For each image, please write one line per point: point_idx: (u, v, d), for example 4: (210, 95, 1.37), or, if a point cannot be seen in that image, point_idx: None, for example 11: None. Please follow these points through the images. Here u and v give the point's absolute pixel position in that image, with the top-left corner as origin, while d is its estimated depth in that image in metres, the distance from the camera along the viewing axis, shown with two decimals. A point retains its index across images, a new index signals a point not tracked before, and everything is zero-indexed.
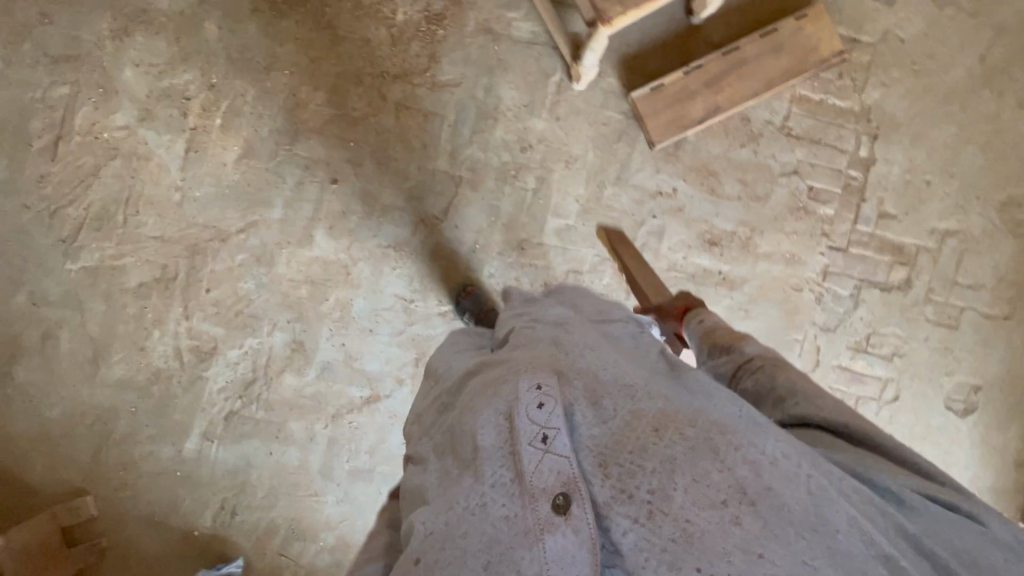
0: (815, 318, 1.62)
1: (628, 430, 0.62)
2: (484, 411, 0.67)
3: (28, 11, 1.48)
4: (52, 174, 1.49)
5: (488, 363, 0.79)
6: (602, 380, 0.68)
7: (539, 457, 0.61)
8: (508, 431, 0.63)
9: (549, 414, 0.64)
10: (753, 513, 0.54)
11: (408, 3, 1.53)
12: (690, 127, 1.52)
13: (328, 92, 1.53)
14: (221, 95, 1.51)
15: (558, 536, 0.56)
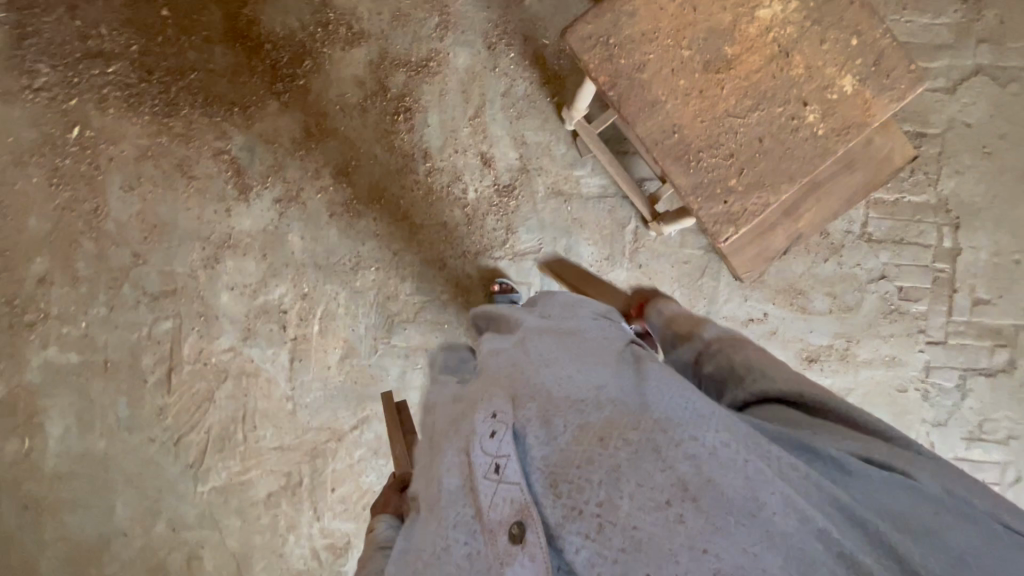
0: (925, 415, 1.62)
1: (575, 443, 0.57)
2: (442, 455, 0.66)
3: (122, 255, 1.54)
4: (169, 405, 1.55)
5: (455, 394, 0.77)
6: (554, 394, 0.63)
7: (491, 491, 0.58)
8: (463, 472, 0.61)
9: (500, 442, 0.61)
10: (695, 509, 0.49)
11: (477, 179, 1.56)
12: (775, 257, 1.50)
13: (414, 279, 1.56)
14: (314, 302, 1.55)
15: (516, 569, 0.53)
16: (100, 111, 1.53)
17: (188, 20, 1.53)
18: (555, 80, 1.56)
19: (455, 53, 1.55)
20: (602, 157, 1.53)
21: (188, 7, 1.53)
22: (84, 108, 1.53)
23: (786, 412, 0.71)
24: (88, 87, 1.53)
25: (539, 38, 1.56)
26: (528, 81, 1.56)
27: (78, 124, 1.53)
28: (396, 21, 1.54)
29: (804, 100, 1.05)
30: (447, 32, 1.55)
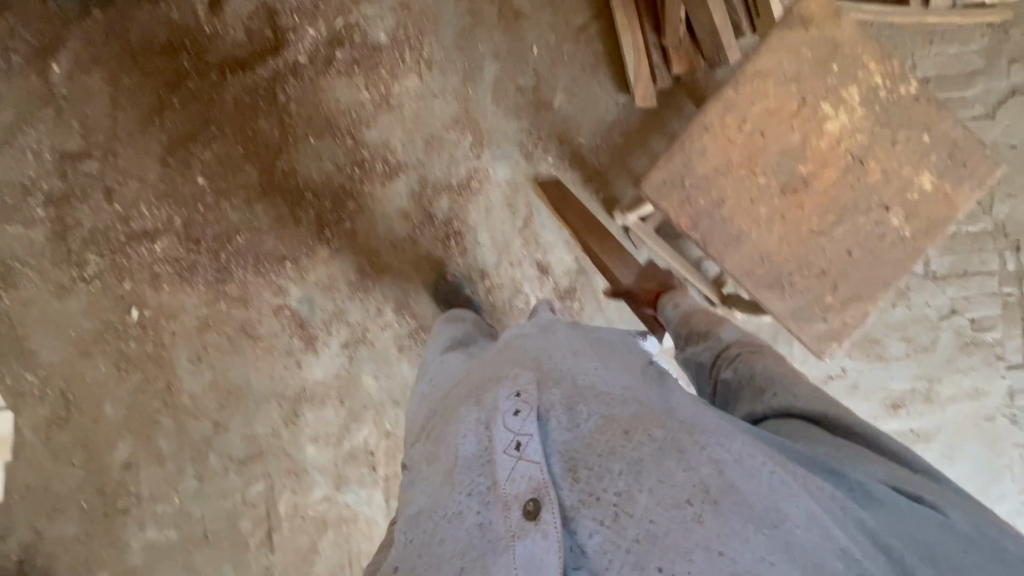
0: (1016, 439, 1.62)
1: (599, 433, 0.66)
2: (460, 423, 0.74)
3: (203, 426, 1.54)
4: (276, 564, 1.56)
5: (473, 372, 0.86)
6: (581, 388, 0.73)
7: (513, 464, 0.66)
8: (485, 439, 0.69)
9: (523, 422, 0.69)
10: (710, 508, 0.57)
11: (537, 288, 1.56)
12: None
13: None
14: (399, 438, 1.56)
15: (528, 541, 0.61)
16: (154, 288, 1.53)
17: (224, 182, 1.52)
18: (597, 177, 1.55)
19: (495, 168, 1.54)
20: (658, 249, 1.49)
21: (222, 169, 1.52)
22: (139, 289, 1.52)
23: (805, 428, 0.78)
24: (138, 267, 1.52)
25: (574, 137, 1.55)
26: (571, 181, 1.55)
27: (136, 305, 1.53)
28: (431, 147, 1.54)
29: (886, 205, 1.05)
30: (482, 149, 1.54)
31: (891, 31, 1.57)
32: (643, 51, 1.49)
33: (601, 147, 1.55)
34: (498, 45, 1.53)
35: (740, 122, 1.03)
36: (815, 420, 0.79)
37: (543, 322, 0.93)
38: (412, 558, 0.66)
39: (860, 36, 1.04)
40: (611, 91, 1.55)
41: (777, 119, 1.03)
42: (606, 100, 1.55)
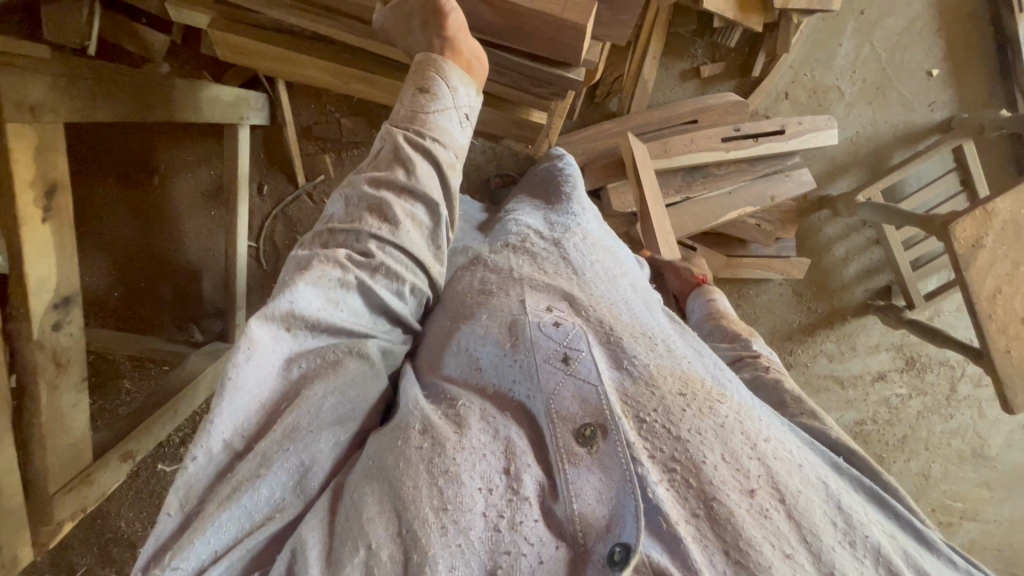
0: None
1: (659, 378, 0.54)
2: (480, 323, 0.58)
3: None
4: None
5: (494, 260, 0.68)
6: (618, 320, 0.61)
7: (560, 381, 0.52)
8: (526, 347, 0.55)
9: (565, 333, 0.56)
10: (782, 510, 0.48)
11: (890, 389, 1.80)
12: (736, 120, 1.35)
13: (955, 456, 1.87)
14: (956, 527, 1.90)
15: (581, 469, 0.47)
16: None
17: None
18: (832, 313, 1.71)
19: None
20: (736, 177, 1.39)
21: None
22: None
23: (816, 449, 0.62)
24: None
25: (792, 327, 1.71)
26: (826, 338, 1.73)
27: None
28: None
29: None
30: None
31: None
32: (763, 257, 1.55)
33: (812, 305, 1.70)
34: None
35: None
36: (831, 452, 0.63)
37: (573, 213, 0.78)
38: (455, 433, 0.48)
39: (1011, 200, 1.10)
40: (763, 284, 1.66)
41: None
42: (772, 291, 1.67)
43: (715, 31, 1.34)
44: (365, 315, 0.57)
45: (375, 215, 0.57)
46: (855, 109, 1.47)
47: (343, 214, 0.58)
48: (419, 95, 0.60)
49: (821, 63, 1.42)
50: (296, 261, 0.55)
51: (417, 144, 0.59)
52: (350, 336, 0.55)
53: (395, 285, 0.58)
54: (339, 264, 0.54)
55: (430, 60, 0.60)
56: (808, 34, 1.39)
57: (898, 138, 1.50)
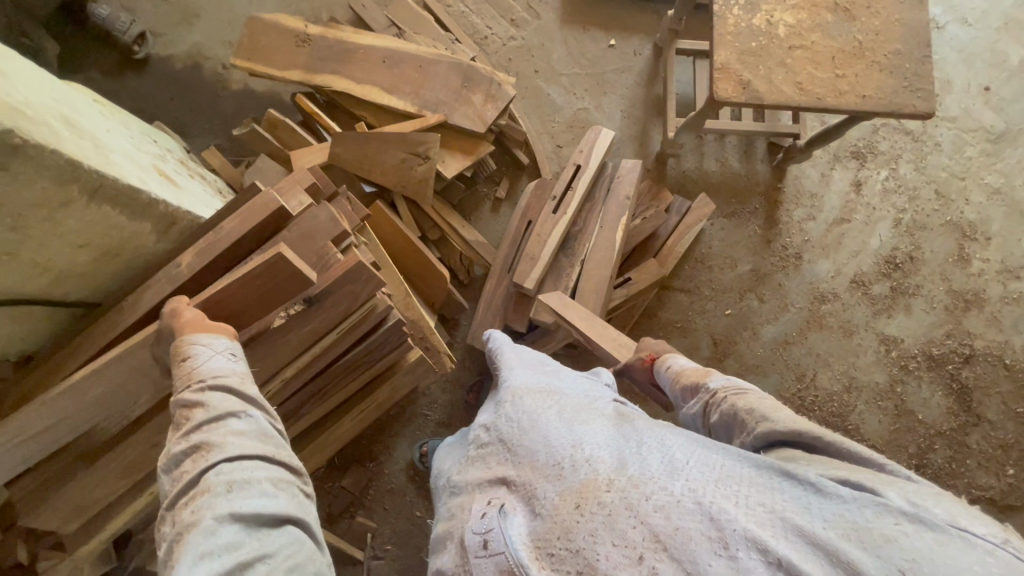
0: None
1: (561, 504, 0.59)
2: (444, 554, 0.68)
3: None
4: None
5: (450, 483, 0.77)
6: (534, 466, 0.66)
7: (485, 565, 0.60)
8: (466, 550, 0.63)
9: (486, 520, 0.64)
10: (673, 568, 0.49)
11: (876, 182, 1.78)
12: (550, 193, 1.53)
13: (981, 160, 1.79)
14: None
15: None
16: None
17: (1012, 447, 1.65)
18: (768, 196, 1.77)
19: (827, 269, 1.73)
20: (593, 216, 1.53)
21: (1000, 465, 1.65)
22: None
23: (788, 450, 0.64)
24: None
25: (759, 234, 1.74)
26: (789, 210, 1.76)
27: None
28: (854, 328, 1.71)
29: None
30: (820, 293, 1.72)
31: (504, 69, 1.71)
32: (676, 228, 1.65)
33: (750, 208, 1.75)
34: (749, 338, 1.69)
35: (842, 90, 1.23)
36: (799, 443, 0.65)
37: (503, 384, 0.84)
38: None
39: None
40: (703, 236, 1.73)
41: (821, 64, 1.24)
42: (715, 232, 1.74)
43: (477, 174, 1.61)
44: (247, 532, 0.57)
45: (196, 458, 0.62)
46: (602, 105, 1.72)
47: (175, 486, 0.62)
48: (182, 365, 0.71)
49: (552, 113, 1.70)
50: (165, 559, 0.58)
51: (202, 390, 0.68)
52: (242, 570, 0.55)
53: (252, 490, 0.60)
54: (186, 527, 0.58)
55: (178, 341, 0.73)
56: (526, 116, 1.70)
57: (646, 84, 1.74)
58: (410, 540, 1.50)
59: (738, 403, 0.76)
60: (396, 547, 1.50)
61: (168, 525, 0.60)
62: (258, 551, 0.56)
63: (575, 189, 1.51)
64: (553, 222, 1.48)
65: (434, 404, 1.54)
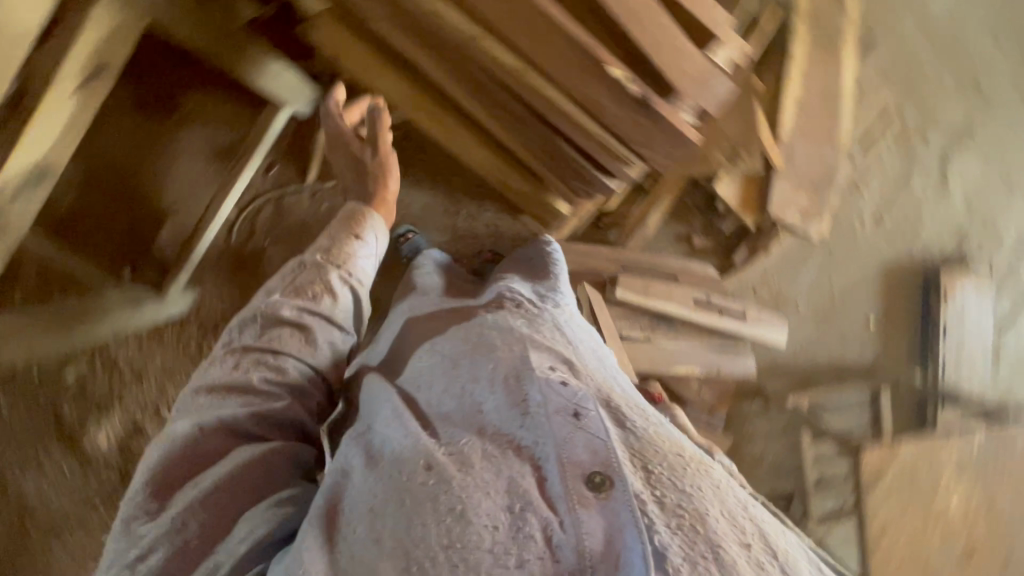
0: None
1: (654, 444, 0.68)
2: (494, 389, 0.75)
3: None
4: None
5: (495, 335, 0.86)
6: (614, 396, 0.76)
7: (572, 431, 0.66)
8: (538, 407, 0.70)
9: (568, 396, 0.71)
10: (772, 566, 0.59)
11: None
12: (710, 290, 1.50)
13: None
14: None
15: (590, 508, 0.58)
16: None
17: None
18: None
19: None
20: (695, 340, 1.51)
21: None
22: None
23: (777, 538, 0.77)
24: None
25: None
26: None
27: None
28: None
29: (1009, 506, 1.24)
30: None
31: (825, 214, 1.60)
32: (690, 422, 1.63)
33: None
34: None
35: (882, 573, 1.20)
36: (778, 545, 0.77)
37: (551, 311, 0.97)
38: (456, 471, 0.63)
39: None
40: None
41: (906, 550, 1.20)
42: None
43: (715, 213, 1.51)
44: (298, 364, 0.84)
45: (296, 336, 0.86)
46: (803, 324, 1.65)
47: (266, 319, 0.86)
48: (349, 242, 1.04)
49: (788, 275, 1.61)
50: (212, 386, 0.78)
51: (339, 280, 0.97)
52: (264, 391, 0.78)
53: (309, 347, 0.86)
54: (267, 370, 0.80)
55: (361, 213, 1.11)
56: (786, 252, 1.60)
57: (833, 364, 1.66)
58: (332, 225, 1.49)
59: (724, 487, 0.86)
60: (324, 213, 1.49)
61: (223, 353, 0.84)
62: (280, 371, 0.81)
63: (719, 316, 1.50)
64: (683, 303, 1.48)
65: (469, 220, 1.52)
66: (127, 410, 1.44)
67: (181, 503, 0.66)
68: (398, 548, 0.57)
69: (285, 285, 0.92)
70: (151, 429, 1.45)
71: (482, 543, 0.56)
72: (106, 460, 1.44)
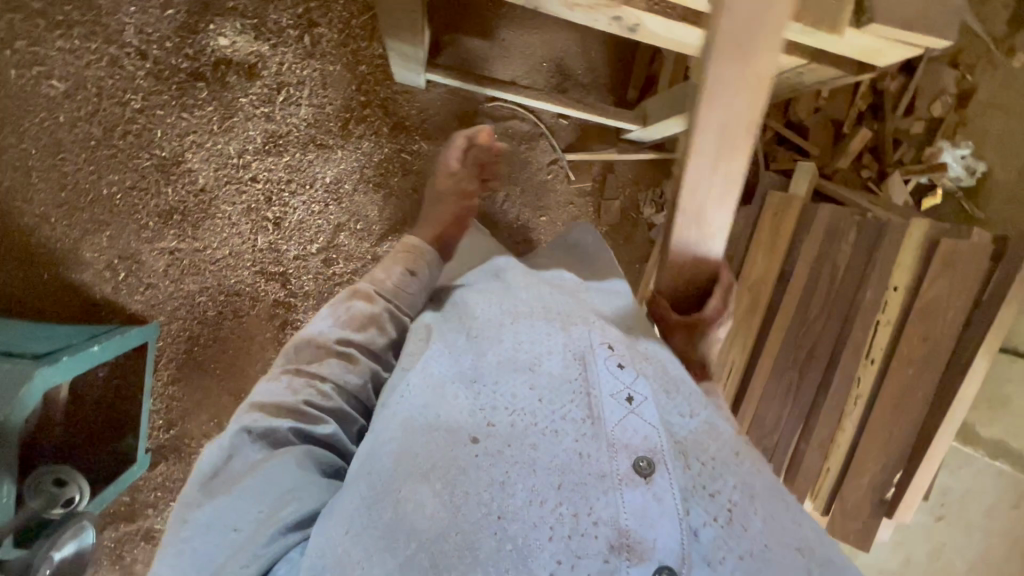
0: None
1: (706, 433, 0.62)
2: (547, 346, 0.66)
3: None
4: None
5: (545, 286, 0.75)
6: (673, 370, 0.68)
7: (625, 416, 0.60)
8: (588, 378, 0.63)
9: (627, 373, 0.63)
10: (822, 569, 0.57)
11: None
12: None
13: None
14: None
15: (636, 492, 0.56)
16: None
17: None
18: None
19: None
20: None
21: None
22: None
23: None
24: None
25: None
26: None
27: None
28: None
29: None
30: None
31: None
32: None
33: None
34: None
35: None
36: None
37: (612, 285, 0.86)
38: (497, 449, 0.59)
39: None
40: None
41: None
42: None
43: None
44: (359, 388, 0.75)
45: (341, 357, 0.76)
46: None
47: (296, 361, 0.76)
48: (386, 261, 0.90)
49: None
50: (269, 407, 0.71)
51: (377, 314, 0.81)
52: (324, 401, 0.72)
53: (353, 365, 0.76)
54: (303, 380, 0.73)
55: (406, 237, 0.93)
56: None
57: None
58: (536, 189, 1.51)
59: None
60: (544, 177, 1.51)
61: (288, 363, 0.76)
62: (327, 392, 0.73)
63: None
64: None
65: None
66: (269, 52, 1.25)
67: (209, 501, 0.64)
68: (451, 508, 0.56)
69: (355, 299, 0.82)
70: (259, 85, 1.25)
71: (531, 521, 0.54)
72: (200, 54, 1.20)
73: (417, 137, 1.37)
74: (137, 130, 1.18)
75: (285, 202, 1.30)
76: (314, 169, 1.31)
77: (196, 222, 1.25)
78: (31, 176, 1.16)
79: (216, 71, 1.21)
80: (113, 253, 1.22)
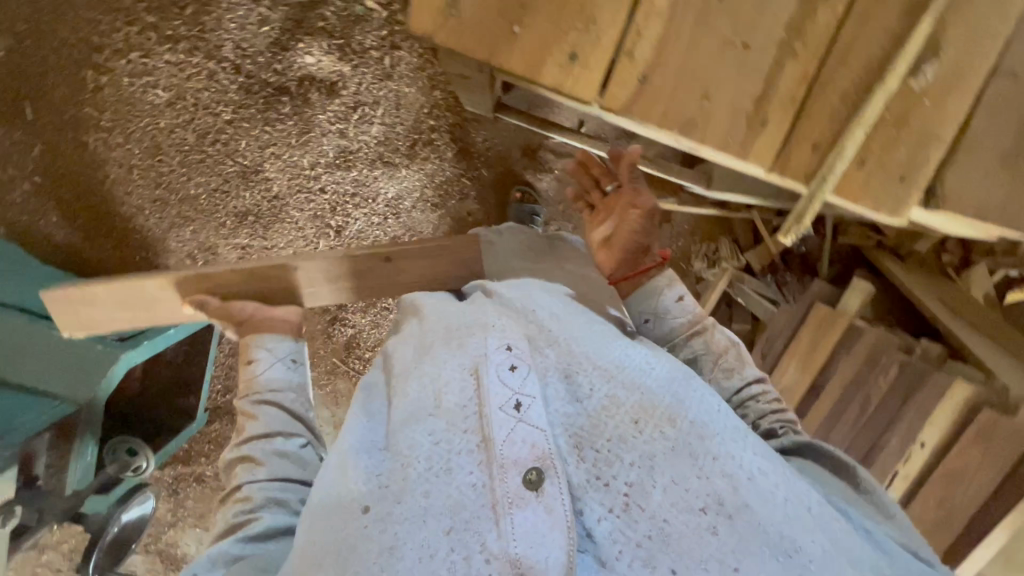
0: None
1: (603, 414, 0.61)
2: (443, 372, 0.65)
3: None
4: None
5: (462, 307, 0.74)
6: (575, 351, 0.66)
7: (511, 426, 0.59)
8: (479, 393, 0.62)
9: (519, 380, 0.62)
10: (725, 521, 0.55)
11: None
12: None
13: None
14: None
15: (527, 510, 0.56)
16: None
17: None
18: None
19: None
20: None
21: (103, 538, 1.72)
22: None
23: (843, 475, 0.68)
24: None
25: None
26: None
27: None
28: None
29: None
30: None
31: None
32: None
33: None
34: None
35: None
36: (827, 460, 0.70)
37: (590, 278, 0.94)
38: (394, 505, 0.58)
39: None
40: None
41: None
42: None
43: None
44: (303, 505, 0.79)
45: None
46: None
47: None
48: (242, 368, 0.84)
49: None
50: None
51: (255, 408, 0.80)
52: None
53: None
54: None
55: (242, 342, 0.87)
56: None
57: None
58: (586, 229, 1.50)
59: (779, 412, 0.79)
60: None
61: None
62: None
63: None
64: None
65: None
66: (350, 73, 1.30)
67: None
68: None
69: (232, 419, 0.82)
70: (338, 104, 1.31)
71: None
72: (285, 71, 1.27)
73: (479, 164, 1.42)
74: (224, 140, 1.28)
75: (347, 214, 1.38)
76: (377, 185, 1.38)
77: (265, 224, 1.35)
78: (132, 172, 1.28)
79: (299, 87, 1.28)
80: (193, 245, 1.34)
